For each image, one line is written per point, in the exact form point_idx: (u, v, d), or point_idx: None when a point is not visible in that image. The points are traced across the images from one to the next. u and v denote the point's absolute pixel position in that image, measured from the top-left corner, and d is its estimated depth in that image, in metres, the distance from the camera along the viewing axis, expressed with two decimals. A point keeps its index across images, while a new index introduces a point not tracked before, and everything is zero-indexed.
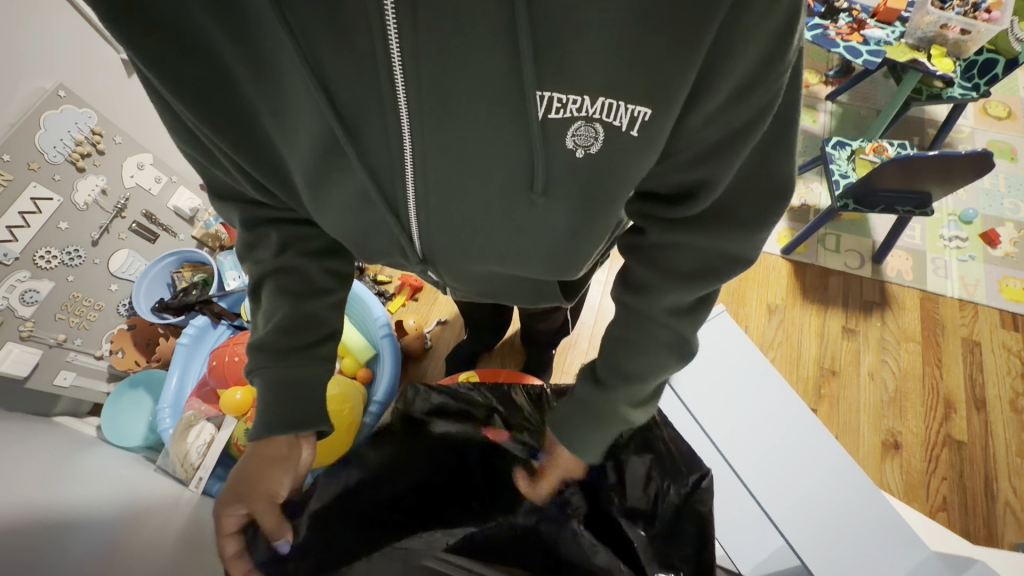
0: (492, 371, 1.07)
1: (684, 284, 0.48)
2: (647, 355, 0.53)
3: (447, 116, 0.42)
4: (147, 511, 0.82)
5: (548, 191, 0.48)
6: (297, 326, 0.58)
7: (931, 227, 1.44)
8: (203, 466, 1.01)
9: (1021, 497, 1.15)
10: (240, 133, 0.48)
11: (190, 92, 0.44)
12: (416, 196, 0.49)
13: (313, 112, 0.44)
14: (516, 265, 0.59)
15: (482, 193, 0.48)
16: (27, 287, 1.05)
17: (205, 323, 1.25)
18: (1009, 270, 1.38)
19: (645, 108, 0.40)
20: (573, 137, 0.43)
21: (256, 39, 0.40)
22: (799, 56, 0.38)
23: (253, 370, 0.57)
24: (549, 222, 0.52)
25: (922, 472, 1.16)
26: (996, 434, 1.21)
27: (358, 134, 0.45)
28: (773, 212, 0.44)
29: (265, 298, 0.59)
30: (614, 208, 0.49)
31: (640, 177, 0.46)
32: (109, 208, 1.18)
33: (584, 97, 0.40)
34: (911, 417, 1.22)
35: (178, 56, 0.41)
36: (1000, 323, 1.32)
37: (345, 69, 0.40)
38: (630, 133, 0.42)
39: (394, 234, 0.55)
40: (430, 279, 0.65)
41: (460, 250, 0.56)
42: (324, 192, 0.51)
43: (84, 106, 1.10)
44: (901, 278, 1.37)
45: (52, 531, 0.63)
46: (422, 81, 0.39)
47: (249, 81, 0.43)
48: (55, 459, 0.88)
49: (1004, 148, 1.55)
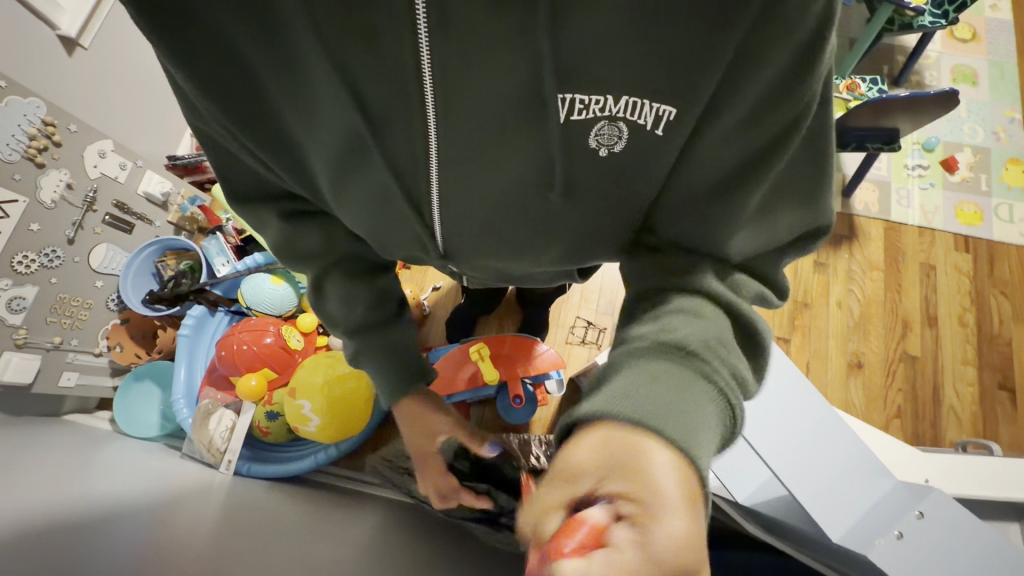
0: (497, 338, 1.13)
1: (707, 285, 0.43)
2: (677, 320, 0.41)
3: (472, 115, 0.43)
4: (190, 497, 0.87)
5: (568, 190, 0.50)
6: (378, 304, 0.58)
7: (897, 157, 1.50)
8: (230, 449, 1.06)
9: (962, 399, 1.31)
10: (266, 132, 0.47)
11: (216, 96, 0.43)
12: (440, 191, 0.50)
13: (337, 115, 0.44)
14: (528, 258, 0.61)
15: (501, 189, 0.50)
16: (13, 295, 1.02)
17: (202, 312, 1.25)
18: (964, 195, 1.47)
19: (669, 108, 0.42)
20: (596, 137, 0.45)
21: (289, 52, 0.41)
22: (828, 79, 0.38)
23: (360, 356, 0.59)
24: (564, 217, 0.53)
25: (882, 385, 1.31)
26: (944, 347, 1.35)
27: (383, 133, 0.46)
28: (811, 208, 0.45)
29: (330, 291, 0.58)
30: (632, 204, 0.51)
31: (661, 177, 0.48)
32: (79, 202, 1.12)
33: (608, 98, 0.42)
34: (873, 339, 1.35)
35: (206, 57, 0.40)
36: (954, 246, 1.43)
37: (375, 78, 0.41)
38: (654, 131, 0.44)
39: (416, 229, 0.56)
40: (448, 271, 0.67)
41: (477, 240, 0.57)
42: (345, 192, 0.52)
43: (30, 94, 1.00)
44: (867, 211, 1.45)
45: (114, 528, 0.68)
46: (448, 83, 0.41)
47: (277, 86, 0.44)
48: (86, 459, 0.91)
49: (967, 73, 1.60)
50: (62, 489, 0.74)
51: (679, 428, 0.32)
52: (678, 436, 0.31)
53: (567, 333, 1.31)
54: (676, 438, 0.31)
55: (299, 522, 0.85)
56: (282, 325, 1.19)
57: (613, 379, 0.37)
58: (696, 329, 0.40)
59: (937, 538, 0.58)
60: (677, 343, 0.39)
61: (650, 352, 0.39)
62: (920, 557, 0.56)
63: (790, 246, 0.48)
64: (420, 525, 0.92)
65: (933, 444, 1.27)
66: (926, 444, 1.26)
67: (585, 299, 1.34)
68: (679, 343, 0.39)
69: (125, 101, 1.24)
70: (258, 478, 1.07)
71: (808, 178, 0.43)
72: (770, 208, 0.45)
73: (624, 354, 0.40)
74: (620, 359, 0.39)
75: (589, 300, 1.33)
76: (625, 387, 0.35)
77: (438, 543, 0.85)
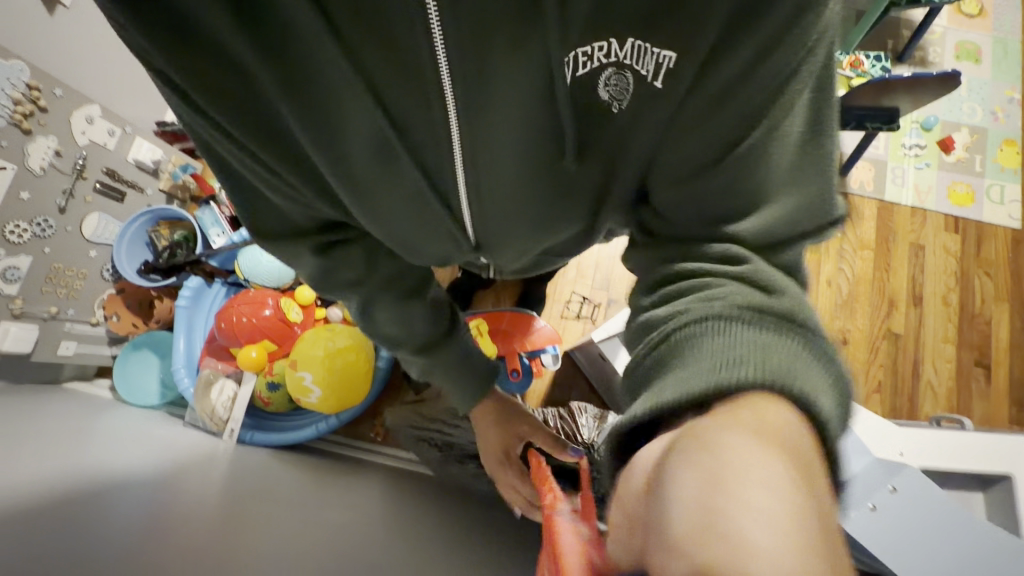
0: (494, 315, 1.17)
1: (765, 275, 0.36)
2: (736, 292, 0.34)
3: (490, 99, 0.43)
4: (195, 464, 0.90)
5: (581, 153, 0.49)
6: (433, 318, 0.60)
7: (895, 136, 1.50)
8: (232, 418, 1.10)
9: (940, 376, 1.37)
10: (291, 150, 0.46)
11: (236, 117, 0.41)
12: (467, 186, 0.51)
13: (361, 117, 0.43)
14: (544, 236, 0.61)
15: (517, 173, 0.50)
16: (6, 265, 1.01)
17: (199, 283, 1.25)
18: (959, 176, 1.48)
19: (670, 53, 0.41)
20: (607, 87, 0.44)
21: (297, 49, 0.39)
22: (832, 43, 0.39)
23: (431, 371, 0.62)
24: (584, 188, 0.54)
25: (864, 361, 1.36)
26: (927, 324, 1.39)
27: (406, 130, 0.45)
28: (829, 173, 0.41)
29: (381, 316, 0.58)
30: (623, 169, 0.51)
31: (649, 142, 0.47)
32: (68, 169, 1.10)
33: (612, 42, 0.41)
34: (859, 316, 1.38)
35: (216, 69, 0.38)
36: (945, 226, 1.45)
37: (389, 71, 0.40)
38: (654, 83, 0.43)
39: (448, 227, 0.56)
40: (477, 264, 0.69)
41: (503, 225, 0.57)
42: (374, 203, 0.50)
43: (11, 56, 0.96)
44: (862, 189, 1.46)
45: (126, 496, 0.71)
46: (465, 69, 0.40)
47: (288, 106, 0.41)
48: (93, 428, 0.93)
49: (971, 49, 1.58)
50: (70, 460, 0.75)
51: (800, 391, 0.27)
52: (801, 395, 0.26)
53: (563, 308, 1.33)
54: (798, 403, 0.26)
55: (303, 490, 0.88)
56: (282, 298, 1.19)
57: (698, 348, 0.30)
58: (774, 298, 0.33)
59: (909, 511, 0.62)
60: (773, 308, 0.32)
61: (740, 313, 0.31)
62: (887, 526, 0.61)
63: (815, 232, 0.41)
64: (420, 492, 0.96)
65: (909, 417, 1.33)
66: (902, 415, 1.32)
67: (580, 273, 1.34)
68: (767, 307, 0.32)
69: (108, 64, 1.19)
70: (261, 445, 1.11)
71: (811, 142, 0.40)
72: (792, 181, 0.40)
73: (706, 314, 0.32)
74: (700, 322, 0.32)
75: (585, 274, 1.34)
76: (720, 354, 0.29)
77: (438, 511, 0.89)
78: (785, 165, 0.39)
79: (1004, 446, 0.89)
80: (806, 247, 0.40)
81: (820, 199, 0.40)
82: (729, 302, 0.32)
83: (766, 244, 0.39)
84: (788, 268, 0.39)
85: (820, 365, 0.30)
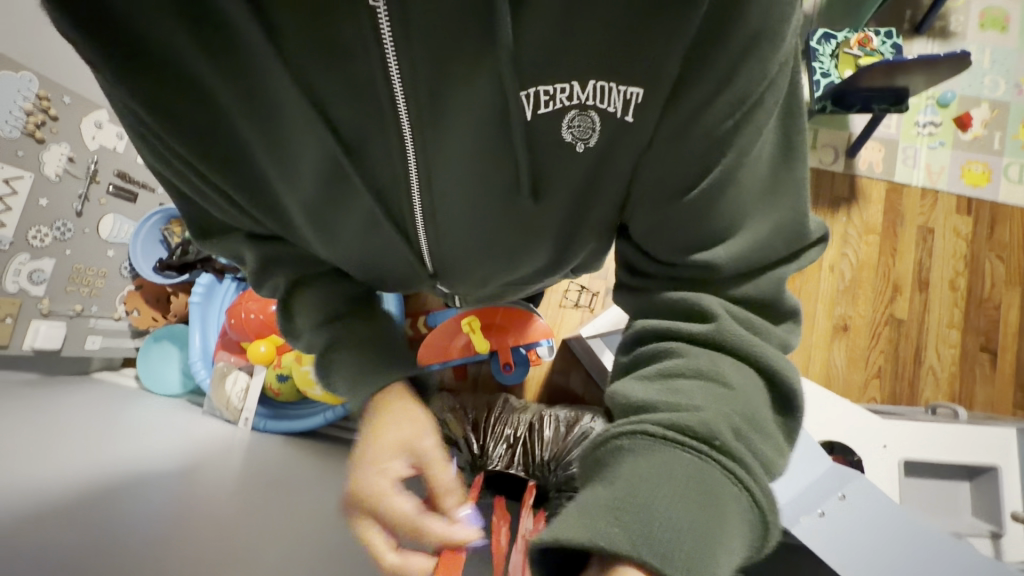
0: (489, 308, 1.16)
1: (727, 337, 0.39)
2: (677, 406, 0.36)
3: (446, 121, 0.43)
4: (214, 452, 0.97)
5: (538, 191, 0.50)
6: (354, 303, 0.57)
7: (908, 114, 1.44)
8: (246, 407, 1.17)
9: (943, 361, 1.36)
10: (241, 170, 0.48)
11: (184, 132, 0.44)
12: (423, 210, 0.52)
13: (312, 140, 0.45)
14: (518, 265, 0.63)
15: (478, 198, 0.51)
16: (32, 268, 1.07)
17: (210, 280, 1.32)
18: (974, 154, 1.43)
19: (637, 89, 0.40)
20: (569, 129, 0.44)
21: (252, 72, 0.41)
22: (795, 72, 0.40)
23: (332, 365, 0.55)
24: (548, 221, 0.54)
25: (865, 347, 1.35)
26: (932, 310, 1.37)
27: (362, 153, 0.46)
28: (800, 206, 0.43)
29: (298, 305, 0.57)
30: (597, 203, 0.51)
31: (626, 171, 0.47)
32: (81, 174, 1.15)
33: (573, 84, 0.41)
34: (862, 302, 1.37)
35: (175, 98, 0.42)
36: (957, 208, 1.41)
37: (342, 92, 0.41)
38: (625, 118, 0.42)
39: (405, 255, 0.59)
40: (439, 292, 0.72)
41: (468, 255, 0.59)
42: (329, 222, 0.53)
43: (21, 68, 1.01)
44: (871, 171, 1.42)
45: (145, 486, 0.77)
46: (421, 95, 0.41)
47: (243, 120, 0.44)
48: (119, 418, 1.01)
49: (997, 17, 1.49)
50: (99, 452, 0.83)
51: (682, 552, 0.31)
52: (691, 550, 0.31)
53: (561, 297, 1.34)
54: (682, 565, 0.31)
55: (311, 476, 0.95)
56: None
57: (620, 475, 0.34)
58: (731, 367, 0.38)
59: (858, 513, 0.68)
60: (699, 429, 0.34)
61: (666, 436, 0.34)
62: (838, 530, 0.67)
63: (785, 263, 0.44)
64: None
65: (908, 403, 1.33)
66: (902, 401, 1.32)
67: None
68: (715, 375, 0.38)
69: None
70: (274, 432, 1.19)
71: (782, 166, 0.42)
72: (764, 211, 0.42)
73: (640, 437, 0.35)
74: (627, 444, 0.35)
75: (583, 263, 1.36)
76: (633, 491, 0.32)
77: None
78: (755, 189, 0.41)
79: (991, 437, 0.90)
80: (788, 273, 0.43)
81: (794, 222, 0.43)
82: (656, 423, 0.35)
83: (735, 277, 0.43)
84: (763, 300, 0.42)
85: (734, 488, 0.34)
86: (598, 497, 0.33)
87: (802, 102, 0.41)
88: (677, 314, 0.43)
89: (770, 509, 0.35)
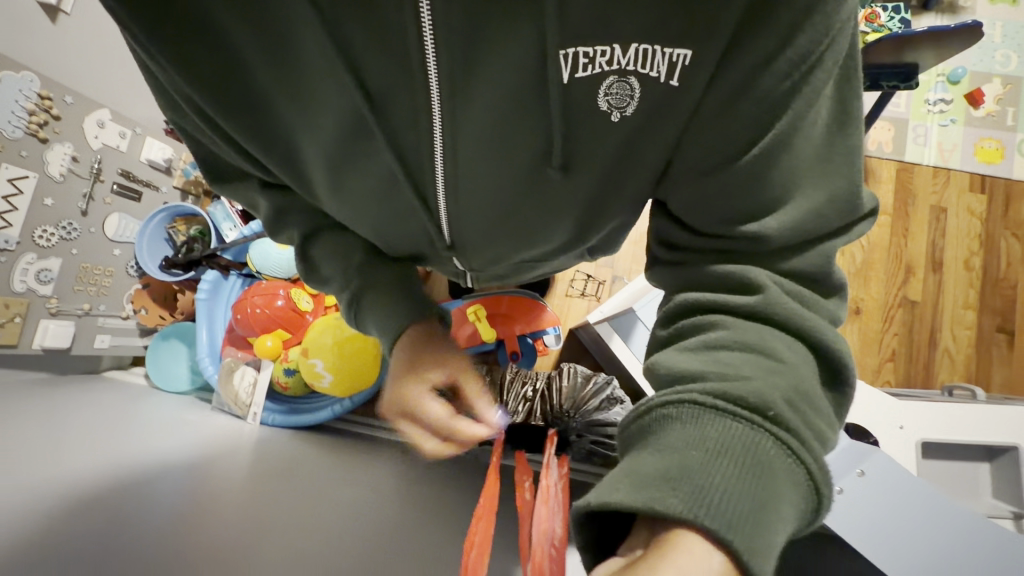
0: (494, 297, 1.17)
1: (775, 308, 0.38)
2: (727, 374, 0.35)
3: (476, 83, 0.42)
4: (225, 446, 0.97)
5: (567, 164, 0.49)
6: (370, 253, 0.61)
7: (918, 91, 1.41)
8: (255, 402, 1.17)
9: (959, 342, 1.33)
10: (258, 116, 0.49)
11: (202, 88, 0.45)
12: (444, 181, 0.51)
13: (336, 88, 0.44)
14: (537, 242, 0.62)
15: (502, 167, 0.49)
16: (39, 267, 1.07)
17: (216, 276, 1.32)
18: (987, 131, 1.40)
19: (685, 50, 0.39)
20: (608, 96, 0.43)
21: (275, 20, 0.41)
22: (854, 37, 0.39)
23: (363, 314, 0.59)
24: (566, 197, 0.53)
25: (879, 329, 1.33)
26: (947, 291, 1.35)
27: (385, 112, 0.46)
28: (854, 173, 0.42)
29: (321, 252, 0.61)
30: (627, 175, 0.51)
31: (675, 134, 0.45)
32: (86, 173, 1.15)
33: (615, 47, 0.40)
34: (874, 285, 1.34)
35: (200, 53, 0.43)
36: (969, 186, 1.38)
37: (374, 50, 0.41)
38: (670, 82, 0.41)
39: (423, 223, 0.58)
40: (453, 269, 0.71)
41: (485, 231, 0.58)
42: (343, 176, 0.53)
43: (21, 68, 1.00)
44: (880, 151, 1.39)
45: (156, 479, 0.77)
46: (455, 61, 0.40)
47: (259, 62, 0.44)
48: (131, 414, 1.01)
49: None
50: (112, 448, 0.82)
51: (745, 517, 0.29)
52: (754, 518, 0.30)
53: (568, 286, 1.33)
54: (749, 532, 0.29)
55: (322, 467, 0.94)
56: (292, 288, 1.26)
57: (668, 443, 0.33)
58: (782, 341, 0.37)
59: (875, 492, 0.68)
60: (752, 400, 0.33)
61: (717, 404, 0.33)
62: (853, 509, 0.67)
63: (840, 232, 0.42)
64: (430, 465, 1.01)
65: (924, 386, 1.31)
66: (916, 384, 1.30)
67: None
68: (764, 348, 0.37)
69: (111, 66, 1.23)
70: (282, 426, 1.19)
71: (838, 134, 0.40)
72: (818, 176, 0.41)
73: (689, 406, 0.33)
74: (677, 411, 0.34)
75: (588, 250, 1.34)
76: (685, 460, 0.31)
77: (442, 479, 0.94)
78: (808, 154, 0.40)
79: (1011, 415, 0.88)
80: (836, 245, 0.41)
81: (848, 192, 0.41)
82: (704, 391, 0.34)
83: (786, 249, 0.41)
84: (809, 274, 0.41)
85: (789, 460, 0.32)
86: (648, 466, 0.31)
87: (858, 67, 0.40)
88: (721, 286, 0.41)
89: (824, 484, 0.33)
